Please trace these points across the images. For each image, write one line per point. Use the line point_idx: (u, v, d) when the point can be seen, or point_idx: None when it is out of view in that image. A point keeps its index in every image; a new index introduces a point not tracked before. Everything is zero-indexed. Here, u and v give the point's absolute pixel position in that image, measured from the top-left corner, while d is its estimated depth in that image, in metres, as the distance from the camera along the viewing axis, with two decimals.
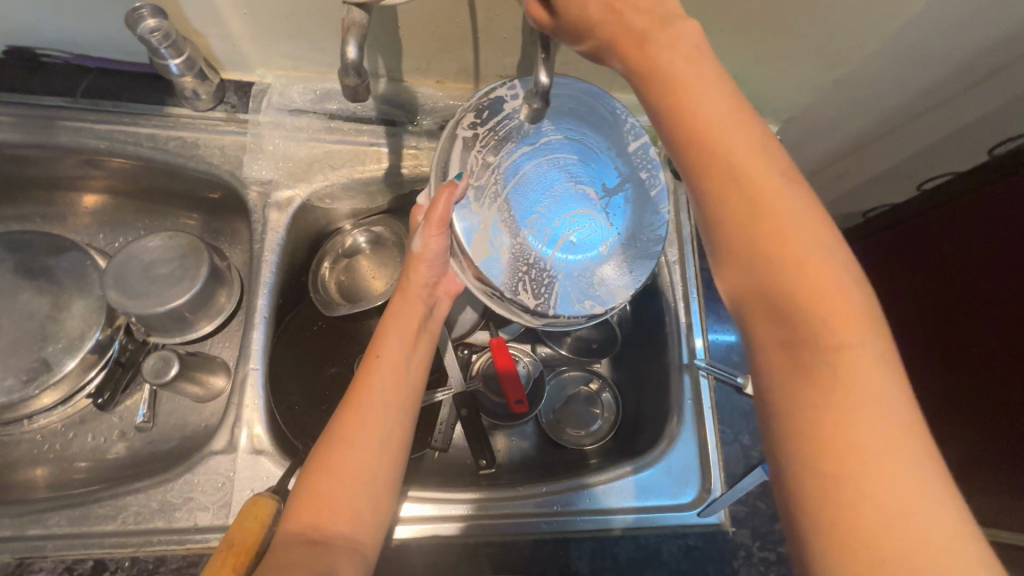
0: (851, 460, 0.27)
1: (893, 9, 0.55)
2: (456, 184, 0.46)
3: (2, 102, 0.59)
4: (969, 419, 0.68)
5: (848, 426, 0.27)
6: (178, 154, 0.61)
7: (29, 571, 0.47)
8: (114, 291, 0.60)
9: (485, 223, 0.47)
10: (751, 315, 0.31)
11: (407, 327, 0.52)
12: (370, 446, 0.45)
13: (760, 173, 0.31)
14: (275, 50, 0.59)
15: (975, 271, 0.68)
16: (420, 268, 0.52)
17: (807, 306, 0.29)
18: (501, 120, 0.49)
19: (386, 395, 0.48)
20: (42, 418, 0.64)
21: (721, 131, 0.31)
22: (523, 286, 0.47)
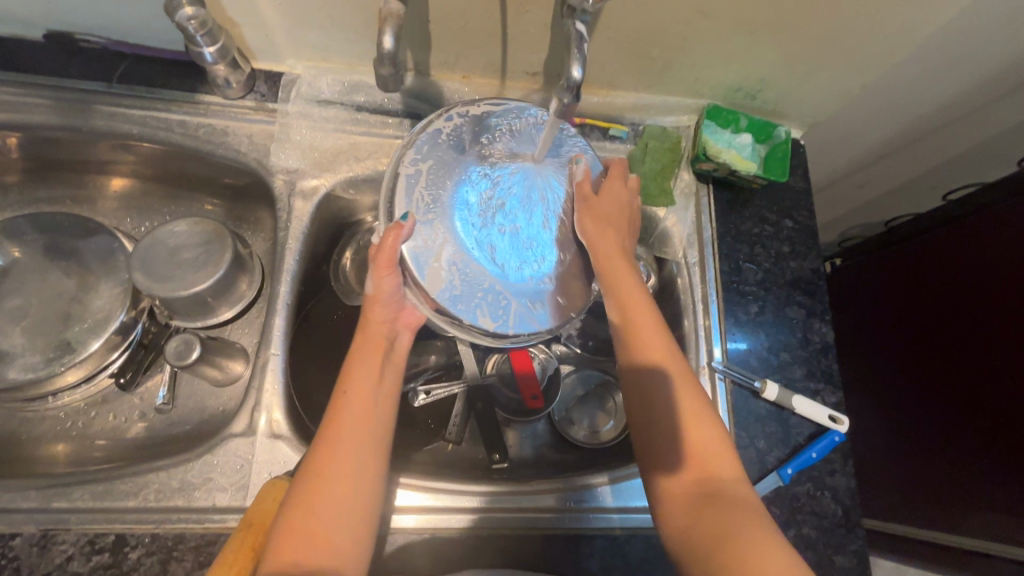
0: (732, 529, 0.43)
1: (929, 14, 0.55)
2: (403, 225, 0.48)
3: (41, 85, 0.60)
4: (976, 425, 0.68)
5: (737, 527, 0.44)
6: (208, 141, 0.62)
7: (53, 543, 0.48)
8: (140, 274, 0.60)
9: (435, 255, 0.49)
10: (657, 443, 0.49)
11: (371, 361, 0.49)
12: (343, 480, 0.44)
13: (654, 336, 0.51)
14: (307, 41, 0.60)
15: (975, 278, 0.69)
16: (378, 306, 0.50)
17: (695, 453, 0.48)
18: (440, 155, 0.52)
19: (354, 431, 0.46)
20: (65, 395, 0.65)
21: (635, 303, 0.52)
22: (479, 310, 0.49)
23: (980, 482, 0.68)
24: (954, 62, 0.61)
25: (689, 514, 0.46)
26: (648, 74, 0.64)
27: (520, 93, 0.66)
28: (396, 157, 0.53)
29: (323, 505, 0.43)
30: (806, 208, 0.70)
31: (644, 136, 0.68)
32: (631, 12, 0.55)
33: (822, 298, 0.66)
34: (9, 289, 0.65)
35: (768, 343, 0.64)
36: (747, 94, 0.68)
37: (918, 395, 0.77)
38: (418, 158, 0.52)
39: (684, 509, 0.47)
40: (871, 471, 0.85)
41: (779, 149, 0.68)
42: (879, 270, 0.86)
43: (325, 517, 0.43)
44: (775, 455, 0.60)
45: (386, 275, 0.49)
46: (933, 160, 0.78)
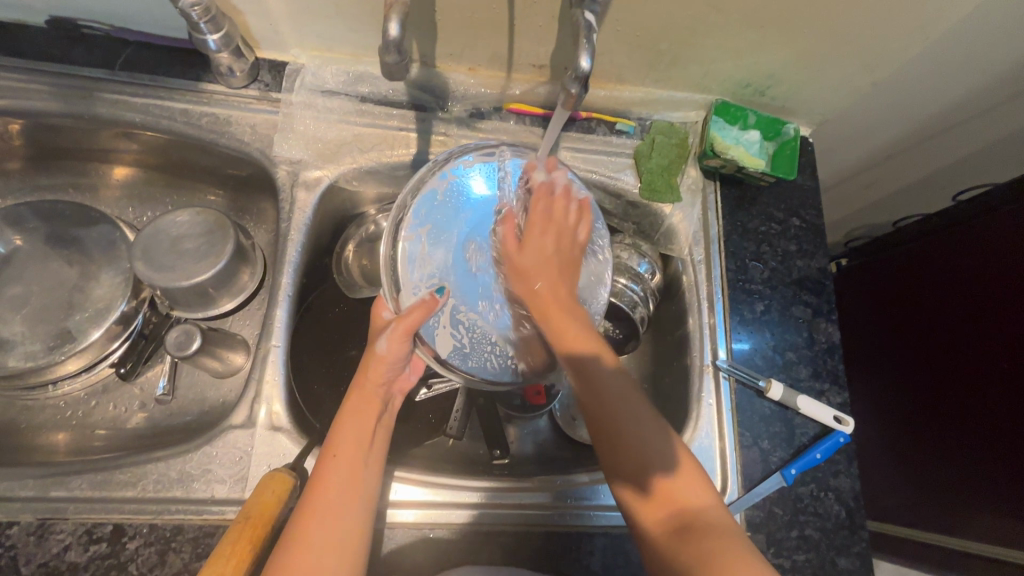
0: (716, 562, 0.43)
1: (944, 10, 0.54)
2: (428, 301, 0.49)
3: (45, 71, 0.60)
4: (982, 429, 0.68)
5: (704, 530, 0.45)
6: (211, 130, 0.62)
7: (50, 532, 0.48)
8: (141, 263, 0.60)
9: (452, 321, 0.52)
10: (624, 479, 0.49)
11: (363, 424, 0.48)
12: (327, 551, 0.42)
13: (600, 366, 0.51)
14: (311, 31, 0.59)
15: (983, 282, 0.68)
16: (377, 368, 0.49)
17: (657, 477, 0.48)
18: (437, 213, 0.53)
19: (342, 494, 0.44)
20: (66, 385, 0.64)
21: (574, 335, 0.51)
22: (490, 363, 0.53)
23: (985, 487, 0.67)
24: (968, 60, 0.60)
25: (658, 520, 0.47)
26: (657, 68, 0.64)
27: (526, 86, 0.65)
28: (390, 220, 0.53)
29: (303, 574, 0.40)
30: (814, 207, 0.69)
31: (652, 132, 0.68)
32: (640, 4, 0.54)
33: (829, 297, 0.66)
34: (10, 277, 0.65)
35: (774, 342, 0.64)
36: (756, 91, 0.67)
37: (924, 397, 0.77)
38: (415, 221, 0.52)
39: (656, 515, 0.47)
40: (877, 475, 0.84)
41: (788, 145, 0.68)
42: (885, 273, 0.85)
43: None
44: (779, 455, 0.60)
45: (401, 343, 0.49)
46: (944, 160, 0.77)
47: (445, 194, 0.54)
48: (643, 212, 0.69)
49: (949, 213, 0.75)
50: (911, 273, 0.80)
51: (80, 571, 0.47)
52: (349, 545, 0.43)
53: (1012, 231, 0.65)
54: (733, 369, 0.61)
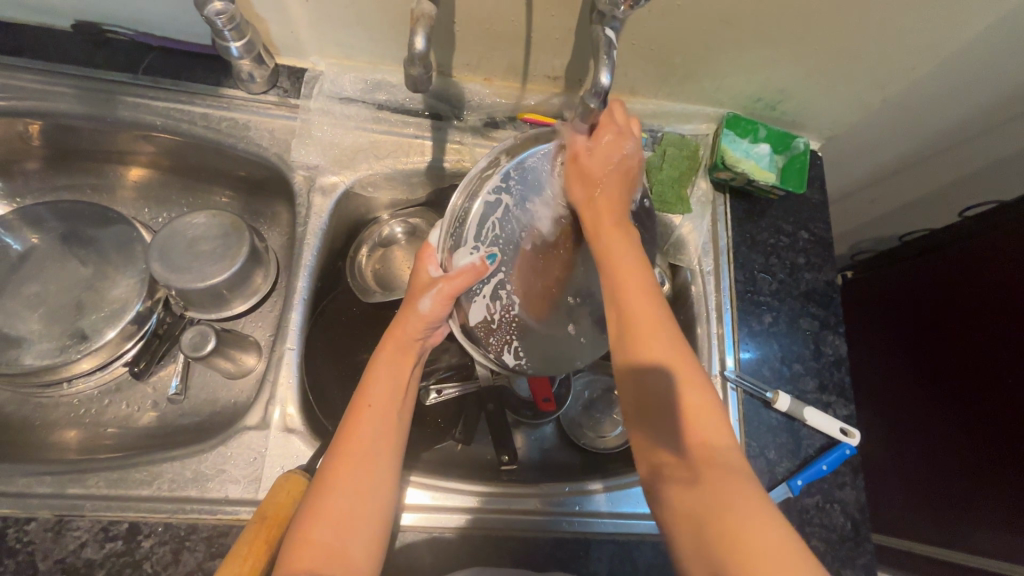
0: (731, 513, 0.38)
1: (955, 29, 0.55)
2: (478, 267, 0.50)
3: (68, 74, 0.61)
4: (980, 441, 0.69)
5: (730, 499, 0.38)
6: (229, 134, 0.63)
7: (67, 528, 0.48)
8: (157, 264, 0.61)
9: (494, 293, 0.53)
10: (649, 413, 0.44)
11: (397, 376, 0.50)
12: (360, 494, 0.44)
13: (639, 292, 0.46)
14: (331, 39, 0.60)
15: (982, 298, 0.70)
16: (414, 322, 0.51)
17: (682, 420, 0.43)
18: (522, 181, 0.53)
19: (375, 439, 0.46)
20: (79, 382, 0.65)
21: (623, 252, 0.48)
22: (507, 348, 0.54)
23: (984, 499, 0.68)
24: (977, 78, 0.61)
25: (687, 493, 0.41)
26: (670, 81, 0.65)
27: (540, 96, 0.66)
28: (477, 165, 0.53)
29: (337, 512, 0.42)
30: (822, 220, 0.70)
31: (662, 143, 0.68)
32: (656, 18, 0.55)
33: (836, 311, 0.66)
34: (27, 276, 0.66)
35: (781, 354, 0.64)
36: (766, 105, 0.68)
37: (928, 410, 0.77)
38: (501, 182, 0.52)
39: (684, 487, 0.41)
40: (880, 487, 0.84)
41: (797, 160, 0.68)
42: (887, 288, 0.86)
43: (336, 534, 0.42)
44: (785, 466, 0.60)
45: (442, 306, 0.50)
46: (950, 176, 0.78)
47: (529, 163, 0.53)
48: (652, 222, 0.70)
49: (950, 230, 0.77)
50: (910, 289, 0.82)
51: (95, 567, 0.48)
52: (380, 488, 0.45)
53: (1010, 249, 0.66)
54: (741, 380, 0.62)
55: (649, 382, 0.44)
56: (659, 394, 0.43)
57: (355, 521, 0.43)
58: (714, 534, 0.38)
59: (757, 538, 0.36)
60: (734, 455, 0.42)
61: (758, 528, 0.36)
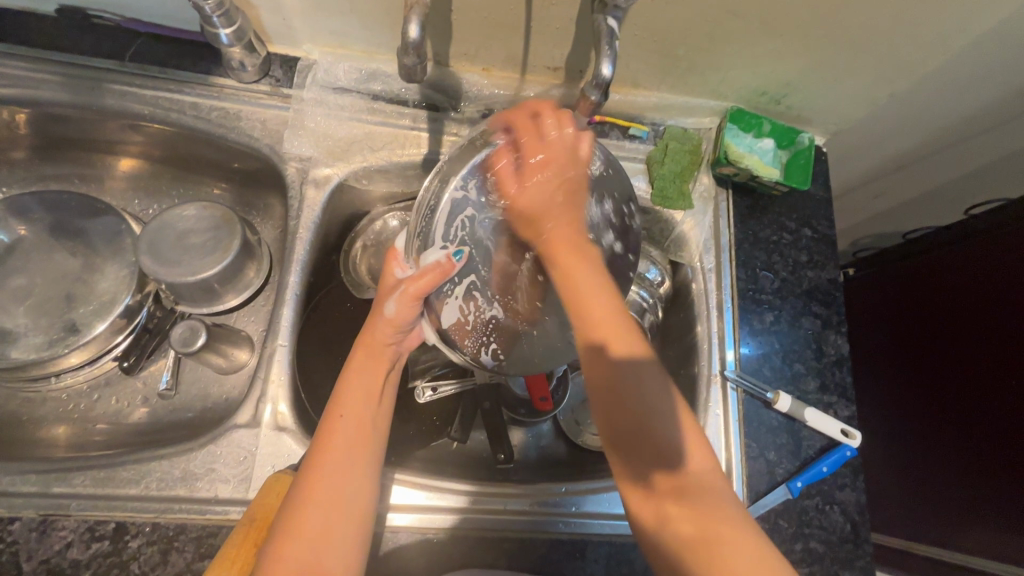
0: (710, 530, 0.41)
1: (966, 23, 0.53)
2: (446, 267, 0.48)
3: (53, 60, 0.59)
4: (978, 442, 0.69)
5: (711, 515, 0.41)
6: (220, 124, 0.61)
7: (52, 528, 0.47)
8: (147, 257, 0.59)
9: (466, 294, 0.50)
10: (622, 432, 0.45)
11: (371, 384, 0.49)
12: (336, 506, 0.43)
13: (609, 318, 0.45)
14: (325, 27, 0.59)
15: (980, 297, 0.70)
16: (386, 329, 0.50)
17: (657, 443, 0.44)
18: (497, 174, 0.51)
19: (349, 451, 0.45)
20: (69, 377, 0.64)
21: (586, 279, 0.46)
22: (484, 348, 0.51)
23: (982, 500, 0.68)
24: (988, 73, 0.60)
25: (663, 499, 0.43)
26: (672, 73, 0.63)
27: (539, 87, 0.65)
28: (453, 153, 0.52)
29: (317, 525, 0.42)
30: (825, 217, 0.68)
31: (665, 138, 0.67)
32: (660, 8, 0.53)
33: (838, 310, 0.65)
34: (13, 267, 0.64)
35: (782, 353, 0.63)
36: (771, 98, 0.66)
37: (930, 413, 0.76)
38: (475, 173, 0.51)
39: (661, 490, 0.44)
40: (881, 487, 0.84)
41: (801, 155, 0.67)
42: (886, 288, 0.86)
43: (315, 550, 0.41)
44: (785, 467, 0.59)
45: (412, 309, 0.49)
46: (956, 173, 0.76)
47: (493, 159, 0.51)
48: (653, 217, 0.69)
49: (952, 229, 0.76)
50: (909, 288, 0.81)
51: (82, 568, 0.47)
52: (355, 500, 0.44)
53: (1014, 250, 0.65)
54: (741, 380, 0.61)
55: (628, 392, 0.44)
56: (641, 403, 0.44)
57: (334, 535, 0.42)
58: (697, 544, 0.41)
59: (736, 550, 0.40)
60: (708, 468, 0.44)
61: (734, 541, 0.40)
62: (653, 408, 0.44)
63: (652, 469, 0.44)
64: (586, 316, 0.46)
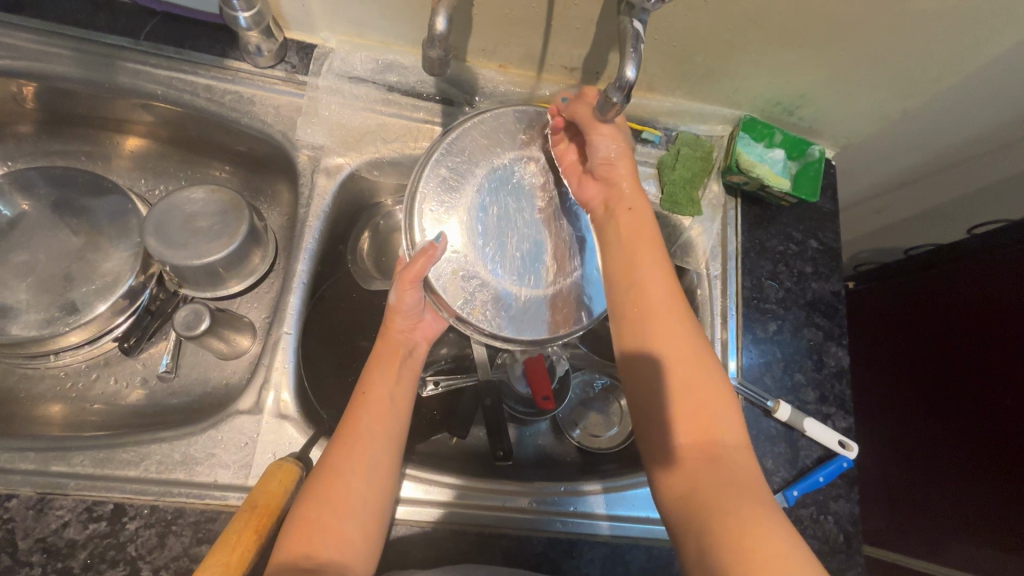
0: (733, 509, 0.39)
1: (983, 43, 0.53)
2: (434, 248, 0.48)
3: (68, 35, 0.58)
4: (969, 453, 0.70)
5: (733, 494, 0.40)
6: (233, 108, 0.61)
7: (50, 507, 0.47)
8: (152, 238, 0.59)
9: (464, 275, 0.51)
10: (672, 420, 0.45)
11: (387, 368, 0.50)
12: (357, 477, 0.44)
13: (668, 310, 0.47)
14: (345, 16, 0.58)
15: (975, 311, 0.71)
16: (396, 318, 0.52)
17: (689, 422, 0.44)
18: (464, 158, 0.53)
19: (370, 424, 0.46)
20: (67, 356, 0.63)
21: (649, 267, 0.49)
22: (501, 322, 0.51)
23: (971, 516, 0.69)
24: (999, 95, 0.60)
25: (684, 480, 0.43)
26: (688, 80, 0.63)
27: (554, 87, 0.65)
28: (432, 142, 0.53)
29: (337, 492, 0.43)
30: (831, 229, 0.69)
31: (677, 142, 0.67)
32: (681, 15, 0.53)
33: (840, 322, 0.66)
34: (16, 243, 0.64)
35: (783, 363, 0.64)
36: (784, 109, 0.67)
37: (919, 426, 0.78)
38: (444, 156, 0.52)
39: (693, 463, 0.43)
40: (870, 501, 0.85)
41: (811, 167, 0.67)
42: (884, 303, 0.87)
43: (335, 511, 0.42)
44: (781, 476, 0.60)
45: (411, 292, 0.50)
46: (961, 192, 0.77)
47: (449, 152, 0.52)
48: (661, 222, 0.69)
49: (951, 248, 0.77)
50: (905, 305, 0.82)
51: (77, 549, 0.46)
52: (374, 471, 0.45)
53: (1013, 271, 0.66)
54: (742, 388, 0.61)
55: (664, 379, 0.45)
56: (680, 395, 0.45)
57: (354, 503, 0.43)
58: (723, 519, 0.39)
59: (759, 525, 0.38)
60: (742, 453, 0.43)
61: (757, 521, 0.38)
62: (692, 389, 0.45)
63: (689, 452, 0.43)
64: (640, 293, 0.48)
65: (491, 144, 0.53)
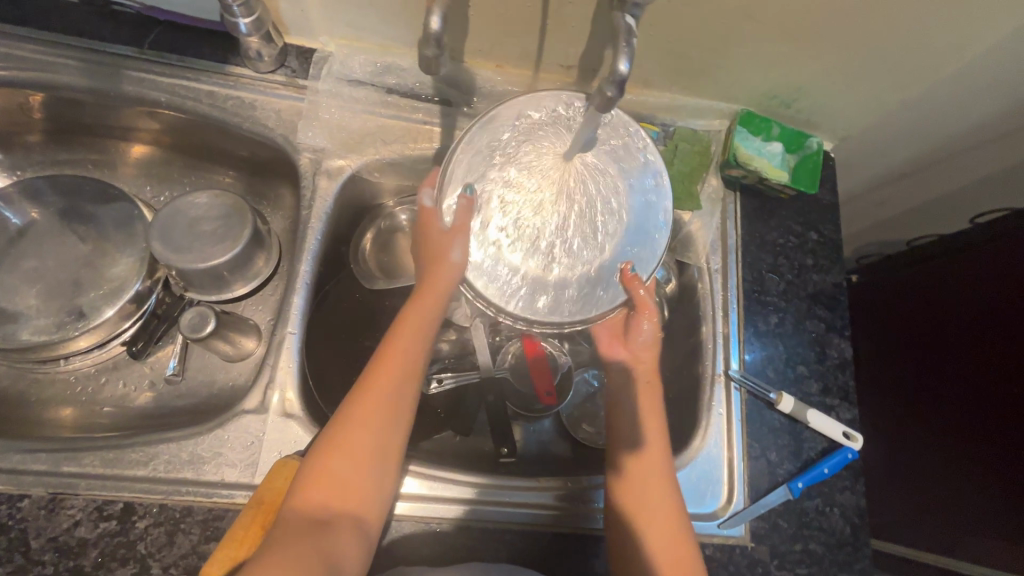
0: (663, 533, 0.50)
1: (978, 31, 0.53)
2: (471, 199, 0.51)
3: (73, 46, 0.60)
4: (976, 445, 0.69)
5: (667, 523, 0.51)
6: (235, 114, 0.62)
7: (61, 507, 0.48)
8: (158, 243, 0.60)
9: (489, 254, 0.52)
10: (635, 479, 0.52)
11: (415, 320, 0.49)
12: (373, 435, 0.45)
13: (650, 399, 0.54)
14: (343, 20, 0.59)
15: (981, 303, 0.70)
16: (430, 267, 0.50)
17: (649, 484, 0.52)
18: (508, 133, 0.54)
19: (393, 381, 0.47)
20: (77, 360, 0.64)
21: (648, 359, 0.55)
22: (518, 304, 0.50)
23: (978, 508, 0.68)
24: (996, 84, 0.60)
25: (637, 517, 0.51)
26: (684, 75, 0.64)
27: (551, 85, 0.65)
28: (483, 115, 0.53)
29: (356, 449, 0.44)
30: (832, 221, 0.69)
31: (674, 138, 0.67)
32: (676, 10, 0.54)
33: (842, 314, 0.66)
34: (25, 250, 0.65)
35: (786, 355, 0.64)
36: (781, 102, 0.67)
37: (924, 419, 0.77)
38: (488, 130, 0.53)
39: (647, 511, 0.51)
40: (874, 490, 0.85)
41: (810, 159, 0.68)
42: (888, 293, 0.87)
43: (351, 470, 0.44)
44: (786, 468, 0.60)
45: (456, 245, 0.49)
46: (963, 182, 0.77)
47: (495, 122, 0.53)
48: None
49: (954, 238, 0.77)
50: (909, 297, 0.82)
51: (88, 547, 0.47)
52: (389, 431, 0.46)
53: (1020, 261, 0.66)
54: (744, 380, 0.61)
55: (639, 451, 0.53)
56: (647, 463, 0.53)
57: (372, 460, 0.45)
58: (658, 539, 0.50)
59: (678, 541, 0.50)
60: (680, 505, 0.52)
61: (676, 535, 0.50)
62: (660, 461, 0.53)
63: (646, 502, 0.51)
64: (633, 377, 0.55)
65: (537, 121, 0.54)
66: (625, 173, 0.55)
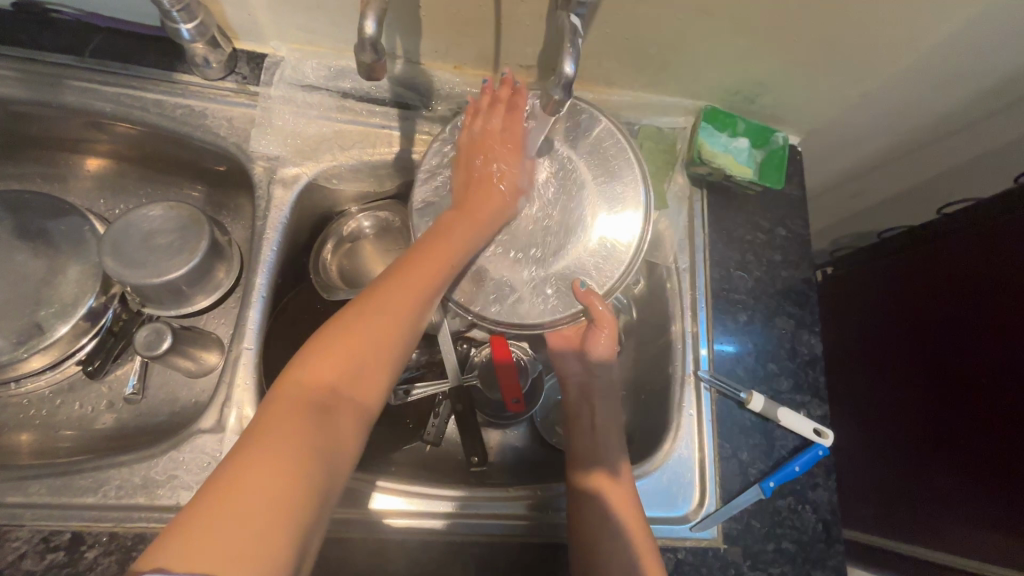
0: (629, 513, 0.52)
1: (932, 22, 0.53)
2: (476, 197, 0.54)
3: (11, 56, 0.57)
4: (949, 435, 0.69)
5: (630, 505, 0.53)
6: (185, 122, 0.60)
7: (6, 539, 0.46)
8: (110, 259, 0.58)
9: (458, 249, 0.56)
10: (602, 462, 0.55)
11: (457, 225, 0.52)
12: (382, 319, 0.45)
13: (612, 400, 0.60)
14: (292, 24, 0.57)
15: (948, 294, 0.71)
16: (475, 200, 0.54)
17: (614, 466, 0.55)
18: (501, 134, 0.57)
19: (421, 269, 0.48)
20: (28, 382, 0.63)
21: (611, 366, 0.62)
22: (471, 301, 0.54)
23: (953, 500, 0.68)
24: (955, 75, 0.60)
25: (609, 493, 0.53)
26: (646, 72, 0.63)
27: None
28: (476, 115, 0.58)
29: (374, 328, 0.45)
30: (800, 216, 0.68)
31: (639, 137, 0.68)
32: (629, 7, 0.53)
33: (812, 310, 0.65)
34: None
35: (756, 353, 0.63)
36: (745, 97, 0.66)
37: (898, 414, 0.77)
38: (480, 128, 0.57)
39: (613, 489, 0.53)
40: (850, 486, 0.84)
41: (776, 155, 0.67)
42: (862, 287, 0.87)
43: (364, 346, 0.44)
44: (758, 467, 0.59)
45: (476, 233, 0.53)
46: (929, 173, 0.77)
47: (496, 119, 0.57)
48: None
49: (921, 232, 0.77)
50: (880, 293, 0.83)
51: None
52: (403, 331, 0.46)
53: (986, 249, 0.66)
54: (714, 379, 0.61)
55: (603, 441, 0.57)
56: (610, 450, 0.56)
57: (388, 339, 0.45)
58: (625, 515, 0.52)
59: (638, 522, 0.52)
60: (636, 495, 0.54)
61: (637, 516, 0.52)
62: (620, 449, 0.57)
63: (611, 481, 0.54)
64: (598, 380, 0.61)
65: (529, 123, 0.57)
66: (599, 182, 0.57)
